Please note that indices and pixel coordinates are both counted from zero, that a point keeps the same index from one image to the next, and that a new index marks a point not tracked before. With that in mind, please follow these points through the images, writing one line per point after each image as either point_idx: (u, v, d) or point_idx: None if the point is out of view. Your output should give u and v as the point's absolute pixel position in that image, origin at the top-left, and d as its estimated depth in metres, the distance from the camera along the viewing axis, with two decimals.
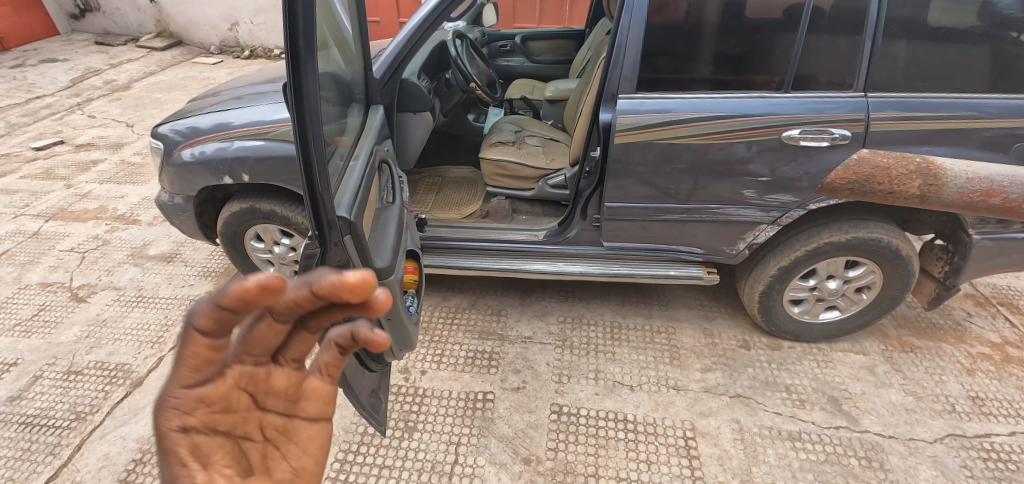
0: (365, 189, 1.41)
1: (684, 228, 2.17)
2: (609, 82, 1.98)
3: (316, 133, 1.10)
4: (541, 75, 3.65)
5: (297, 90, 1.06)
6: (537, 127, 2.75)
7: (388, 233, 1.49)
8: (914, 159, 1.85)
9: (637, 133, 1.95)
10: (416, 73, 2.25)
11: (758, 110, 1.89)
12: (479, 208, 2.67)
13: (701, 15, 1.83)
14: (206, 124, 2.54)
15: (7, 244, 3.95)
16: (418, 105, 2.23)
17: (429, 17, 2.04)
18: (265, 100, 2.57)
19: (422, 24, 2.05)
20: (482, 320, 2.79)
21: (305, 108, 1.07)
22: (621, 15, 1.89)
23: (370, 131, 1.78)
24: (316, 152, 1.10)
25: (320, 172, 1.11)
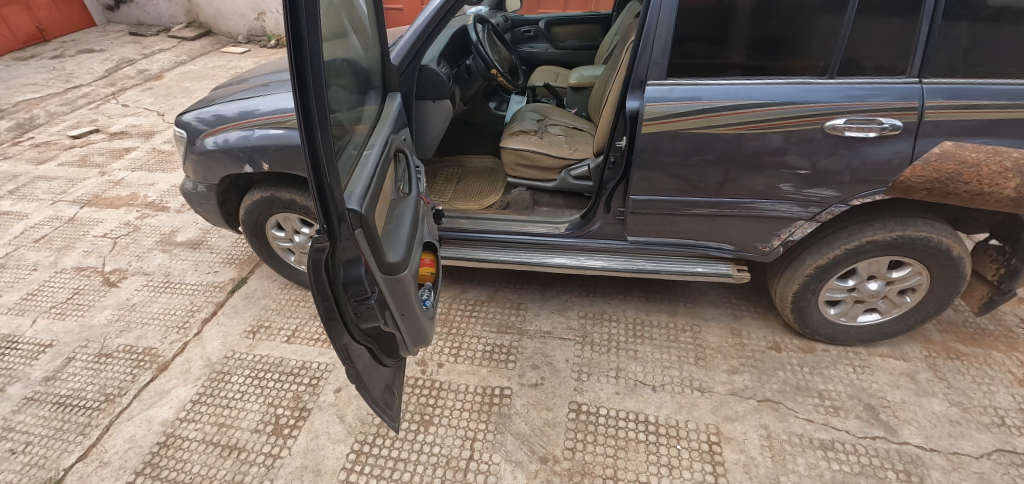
0: (379, 180, 1.35)
1: (714, 223, 2.06)
2: (637, 67, 1.88)
3: (323, 121, 1.04)
4: (566, 61, 3.54)
5: (301, 73, 0.99)
6: (561, 116, 2.66)
7: (403, 226, 1.44)
8: (1009, 154, 1.70)
9: (666, 122, 1.86)
10: (436, 59, 2.17)
11: (799, 98, 1.76)
12: (499, 200, 2.60)
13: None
14: (230, 112, 2.54)
15: (45, 229, 4.08)
16: (437, 92, 2.17)
17: (451, 1, 1.96)
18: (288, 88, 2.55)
19: (441, 7, 1.97)
20: (501, 314, 2.74)
21: (310, 94, 1.00)
22: None
23: (387, 120, 1.73)
24: (323, 142, 1.04)
25: (327, 163, 1.05)
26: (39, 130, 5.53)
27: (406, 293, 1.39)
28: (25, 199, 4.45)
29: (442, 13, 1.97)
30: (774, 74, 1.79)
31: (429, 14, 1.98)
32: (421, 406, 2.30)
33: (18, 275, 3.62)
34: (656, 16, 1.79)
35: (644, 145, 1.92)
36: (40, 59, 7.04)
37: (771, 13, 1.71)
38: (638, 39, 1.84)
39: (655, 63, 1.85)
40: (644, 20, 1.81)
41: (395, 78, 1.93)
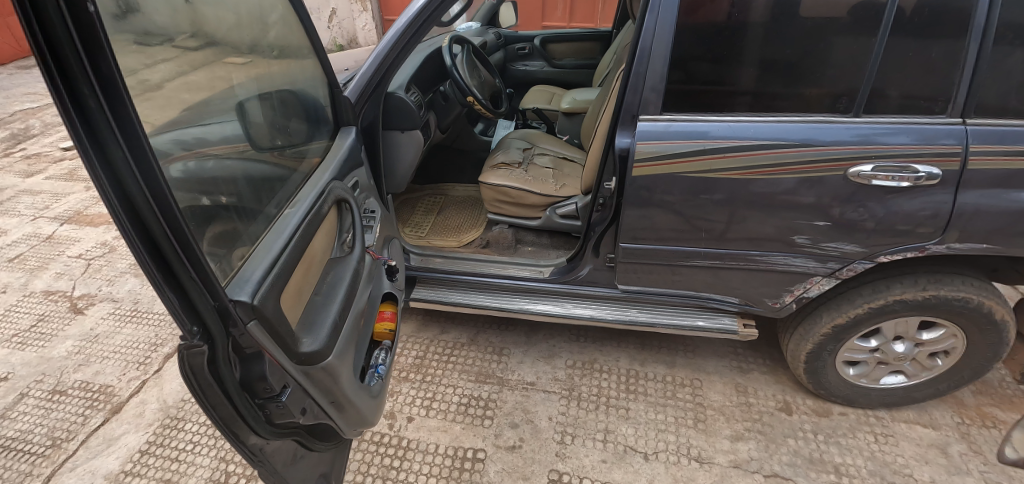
0: (295, 250, 1.10)
1: (717, 276, 1.80)
2: (628, 100, 1.63)
3: (160, 203, 0.75)
4: (563, 81, 3.32)
5: (109, 157, 0.70)
6: (550, 144, 2.40)
7: (333, 297, 1.20)
8: None
9: (662, 164, 1.60)
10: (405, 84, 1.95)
11: (818, 138, 1.50)
12: (479, 237, 2.36)
13: (749, 18, 1.46)
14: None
15: (21, 248, 3.90)
16: (406, 122, 1.94)
17: (417, 21, 1.73)
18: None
19: (403, 29, 1.75)
20: (481, 360, 2.49)
21: (130, 181, 0.72)
22: (644, 16, 1.53)
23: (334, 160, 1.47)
24: (167, 237, 0.77)
25: (181, 264, 0.79)
26: (30, 141, 5.41)
27: (335, 379, 1.16)
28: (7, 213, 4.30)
29: (403, 35, 1.75)
30: (790, 109, 1.54)
31: (389, 37, 1.77)
32: (384, 469, 2.05)
33: None
34: (651, 41, 1.55)
35: (637, 190, 1.66)
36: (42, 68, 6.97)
37: (785, 39, 1.46)
38: (629, 68, 1.59)
39: (651, 95, 1.60)
40: (637, 46, 1.56)
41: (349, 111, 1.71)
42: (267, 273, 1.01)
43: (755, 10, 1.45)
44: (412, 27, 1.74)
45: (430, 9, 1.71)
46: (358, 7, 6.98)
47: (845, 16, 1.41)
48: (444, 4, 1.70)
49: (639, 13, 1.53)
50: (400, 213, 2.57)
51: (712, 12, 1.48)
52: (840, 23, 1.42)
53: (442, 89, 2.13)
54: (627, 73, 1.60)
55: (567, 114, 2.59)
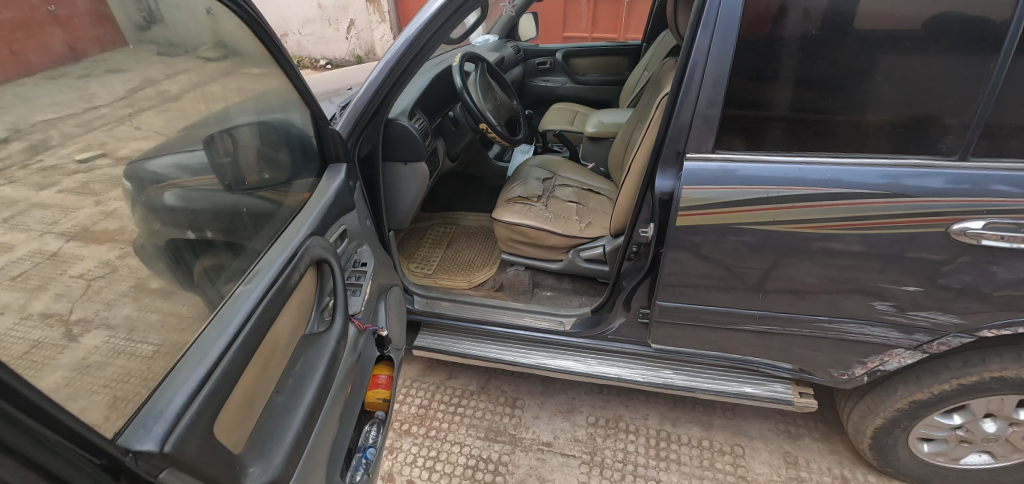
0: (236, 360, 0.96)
1: (773, 342, 1.51)
2: (672, 133, 1.34)
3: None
4: (586, 98, 3.05)
5: None
6: (573, 174, 2.13)
7: (298, 403, 1.05)
8: None
9: (714, 213, 1.31)
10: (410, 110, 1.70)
11: (915, 188, 1.19)
12: (492, 278, 2.10)
13: (828, 37, 1.16)
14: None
15: None
16: (410, 153, 1.70)
17: (424, 39, 1.49)
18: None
19: (405, 48, 1.51)
20: (491, 413, 2.23)
21: None
22: (697, 33, 1.24)
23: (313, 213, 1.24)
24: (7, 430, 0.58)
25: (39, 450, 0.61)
26: None
27: None
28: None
29: (406, 54, 1.52)
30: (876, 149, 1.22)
31: (390, 57, 1.53)
32: None
33: None
34: (703, 63, 1.26)
35: (679, 242, 1.38)
36: None
37: (875, 64, 1.15)
38: (675, 95, 1.31)
39: (701, 129, 1.31)
40: (685, 69, 1.28)
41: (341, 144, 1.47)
42: (196, 395, 0.86)
43: (836, 28, 1.15)
44: (415, 45, 1.50)
45: (436, 25, 1.47)
46: (376, 17, 6.73)
47: (959, 33, 1.08)
48: (452, 19, 1.45)
49: (688, 30, 1.25)
50: (406, 246, 2.34)
51: (781, 30, 1.18)
52: (952, 44, 1.09)
53: (451, 113, 1.87)
54: (672, 102, 1.31)
55: (592, 139, 2.28)
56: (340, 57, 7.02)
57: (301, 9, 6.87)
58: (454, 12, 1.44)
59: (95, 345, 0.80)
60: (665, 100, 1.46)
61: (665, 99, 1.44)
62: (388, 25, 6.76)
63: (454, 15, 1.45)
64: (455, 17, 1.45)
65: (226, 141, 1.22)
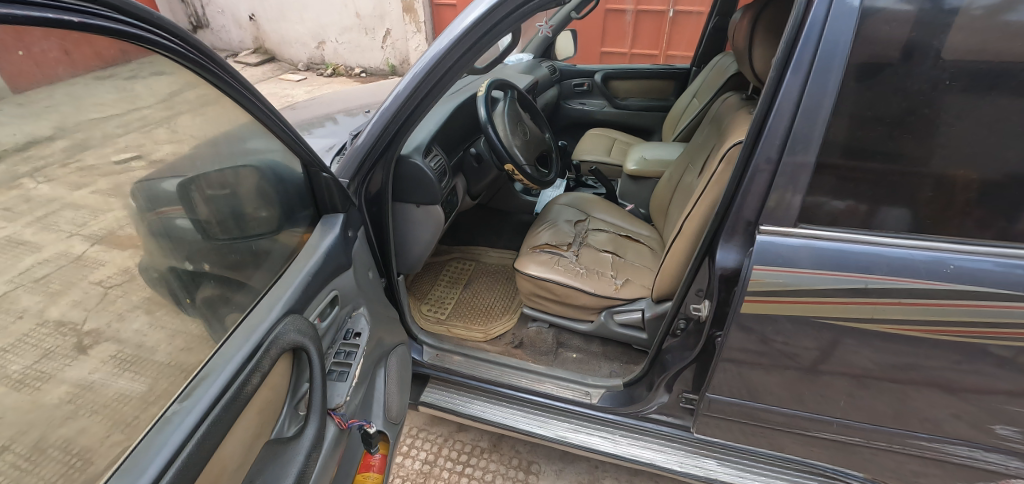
0: None
1: (848, 454, 1.22)
2: (742, 199, 1.02)
3: None
4: (626, 124, 2.79)
5: None
6: (609, 216, 1.88)
7: None
8: None
9: (794, 302, 0.99)
10: (424, 146, 1.48)
11: (975, 269, 0.90)
12: (510, 334, 1.88)
13: (971, 90, 0.82)
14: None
15: None
16: (422, 196, 1.48)
17: (443, 68, 1.28)
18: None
19: (423, 77, 1.30)
20: (503, 477, 1.99)
21: None
22: (785, 71, 0.90)
23: (290, 280, 1.04)
24: None
25: None
26: None
27: None
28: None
29: (421, 85, 1.30)
30: (951, 215, 0.90)
31: (406, 86, 1.32)
32: None
33: None
34: (792, 113, 0.92)
35: (739, 333, 1.09)
36: None
37: None
38: (749, 152, 0.98)
39: (784, 195, 0.97)
40: (764, 119, 0.94)
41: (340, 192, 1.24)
42: None
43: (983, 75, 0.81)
44: (433, 75, 1.29)
45: (459, 52, 1.25)
46: (411, 28, 6.60)
47: None
48: (478, 47, 1.23)
49: (772, 69, 0.92)
50: (420, 283, 2.15)
51: (901, 76, 0.85)
52: None
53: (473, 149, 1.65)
54: (746, 161, 0.99)
55: (632, 177, 1.99)
56: (376, 66, 6.99)
57: (339, 18, 6.87)
58: (479, 38, 1.22)
59: (104, 358, 0.78)
60: (733, 150, 1.19)
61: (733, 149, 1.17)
62: (425, 34, 6.66)
63: (479, 42, 1.22)
64: (481, 43, 1.23)
65: (208, 177, 1.01)
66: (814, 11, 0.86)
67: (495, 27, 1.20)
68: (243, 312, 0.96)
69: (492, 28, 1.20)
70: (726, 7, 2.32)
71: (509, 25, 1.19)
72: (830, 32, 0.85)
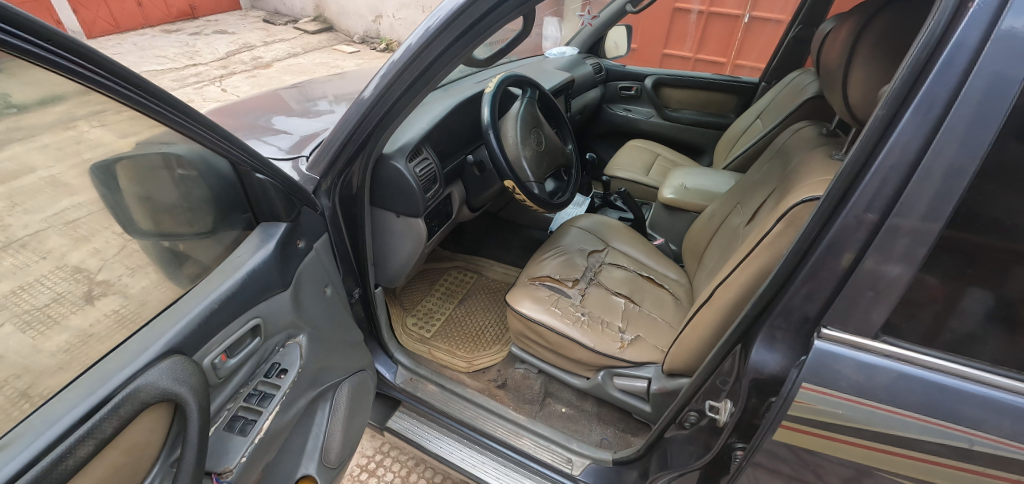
0: None
1: None
2: (800, 287, 0.71)
3: None
4: (672, 140, 2.45)
5: None
6: (632, 249, 1.59)
7: None
8: None
9: (854, 444, 0.70)
10: (412, 148, 1.21)
11: None
12: (495, 371, 1.62)
13: None
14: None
15: None
16: (402, 207, 1.24)
17: (432, 60, 1.01)
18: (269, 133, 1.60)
19: (400, 67, 1.03)
20: None
21: None
22: (900, 120, 0.59)
23: (184, 311, 0.83)
24: None
25: None
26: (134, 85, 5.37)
27: None
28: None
29: (400, 75, 1.04)
30: None
31: (378, 77, 1.05)
32: None
33: None
34: (901, 181, 0.60)
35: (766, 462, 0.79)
36: (180, 33, 7.21)
37: None
38: (822, 223, 0.68)
39: (866, 295, 0.65)
40: (852, 184, 0.64)
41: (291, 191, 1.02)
42: None
43: None
44: (415, 67, 1.02)
45: (448, 40, 0.98)
46: None
47: None
48: (472, 34, 0.97)
49: (878, 109, 0.61)
50: (411, 291, 1.92)
51: None
52: None
53: (471, 158, 1.38)
54: (813, 235, 0.69)
55: (666, 207, 1.66)
56: None
57: None
58: (473, 23, 0.95)
59: (107, 312, 0.78)
60: (792, 208, 0.87)
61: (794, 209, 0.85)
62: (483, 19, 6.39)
63: (473, 26, 0.96)
64: (478, 30, 0.97)
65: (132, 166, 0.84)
66: (961, 32, 0.55)
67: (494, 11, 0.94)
68: (113, 347, 0.75)
69: (491, 12, 0.94)
70: (812, 16, 1.94)
71: (511, 10, 0.93)
72: (984, 66, 0.54)
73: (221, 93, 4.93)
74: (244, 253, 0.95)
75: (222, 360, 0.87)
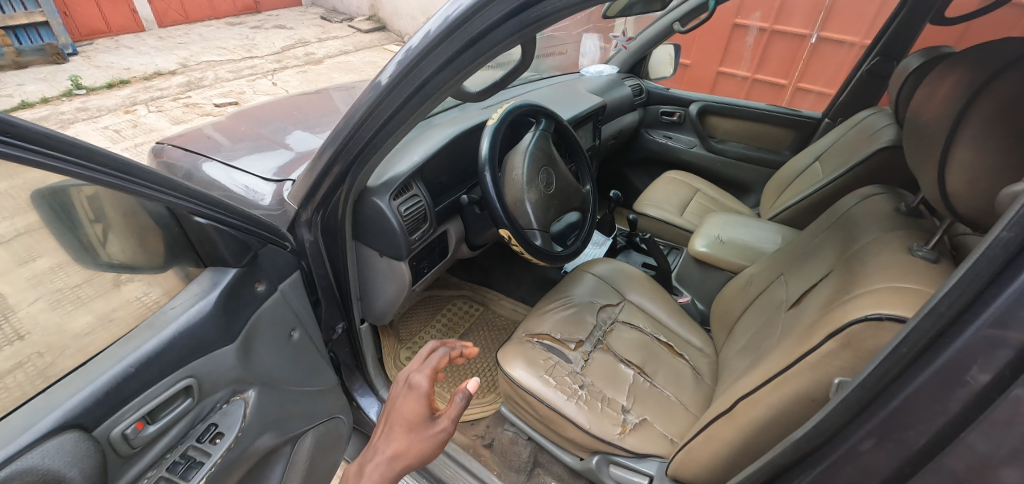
0: None
1: None
2: (849, 449, 0.51)
3: None
4: (715, 174, 2.22)
5: None
6: (652, 306, 1.41)
7: None
8: None
9: None
10: (398, 182, 1.07)
11: None
12: (484, 428, 1.46)
13: None
14: (191, 148, 1.56)
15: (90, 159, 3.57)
16: (384, 249, 1.10)
17: (416, 87, 0.85)
18: (270, 148, 1.51)
19: (379, 93, 0.88)
20: None
21: None
22: None
23: (96, 372, 0.71)
24: None
25: None
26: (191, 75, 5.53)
27: None
28: (157, 110, 4.42)
29: (379, 103, 0.89)
30: None
31: (359, 104, 0.92)
32: None
33: None
34: None
35: None
36: (242, 27, 7.43)
37: None
38: (898, 368, 0.47)
39: None
40: (954, 325, 0.44)
41: (240, 236, 0.86)
42: None
43: None
44: (396, 95, 0.87)
45: (433, 65, 0.81)
46: None
47: None
48: (458, 64, 0.79)
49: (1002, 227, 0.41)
50: (410, 319, 1.80)
51: None
52: None
53: (467, 196, 1.23)
54: (883, 383, 0.49)
55: (697, 261, 1.44)
56: None
57: None
58: (459, 51, 0.78)
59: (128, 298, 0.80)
60: (845, 322, 0.65)
61: (850, 325, 0.63)
62: None
63: (458, 53, 0.78)
64: (465, 60, 0.79)
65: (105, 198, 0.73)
66: None
67: (484, 37, 0.75)
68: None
69: (480, 39, 0.75)
70: (892, 47, 1.68)
71: (504, 37, 0.74)
72: None
73: (270, 87, 5.02)
74: (176, 306, 0.81)
75: (138, 429, 0.74)
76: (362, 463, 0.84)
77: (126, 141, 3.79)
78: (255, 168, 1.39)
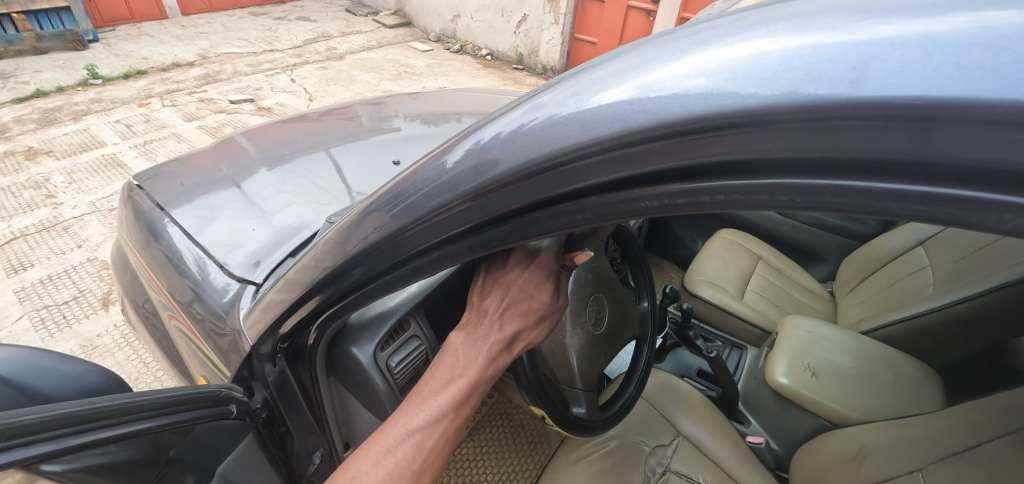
0: None
1: None
2: None
3: None
4: (781, 237, 1.89)
5: None
6: (709, 441, 1.09)
7: None
8: None
9: None
10: (393, 321, 0.77)
11: None
12: None
13: None
14: (158, 197, 1.24)
15: (98, 156, 3.35)
16: (370, 404, 0.80)
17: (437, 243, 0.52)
18: (247, 206, 1.19)
19: (357, 250, 0.59)
20: None
21: None
22: None
23: None
24: None
25: None
26: (210, 65, 5.29)
27: None
28: (172, 104, 4.19)
29: (370, 254, 0.58)
30: None
31: (338, 244, 0.61)
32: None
33: (25, 202, 2.82)
34: None
35: None
36: (266, 18, 7.20)
37: None
38: None
39: None
40: None
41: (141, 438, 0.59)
42: None
43: None
44: (402, 244, 0.55)
45: (470, 219, 0.49)
46: (549, 17, 5.01)
47: None
48: (514, 226, 0.47)
49: None
50: None
51: None
52: None
53: None
54: None
55: (774, 392, 1.12)
56: (502, 53, 5.66)
57: None
58: (510, 212, 0.46)
59: None
60: None
61: None
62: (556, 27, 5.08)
63: (467, 230, 0.50)
64: (504, 230, 0.48)
65: None
66: None
67: (522, 212, 0.46)
68: None
69: (529, 210, 0.45)
70: None
71: (538, 230, 0.46)
72: None
73: (288, 84, 4.74)
74: None
75: None
76: (473, 330, 0.61)
77: (135, 138, 3.56)
78: (223, 251, 1.05)
